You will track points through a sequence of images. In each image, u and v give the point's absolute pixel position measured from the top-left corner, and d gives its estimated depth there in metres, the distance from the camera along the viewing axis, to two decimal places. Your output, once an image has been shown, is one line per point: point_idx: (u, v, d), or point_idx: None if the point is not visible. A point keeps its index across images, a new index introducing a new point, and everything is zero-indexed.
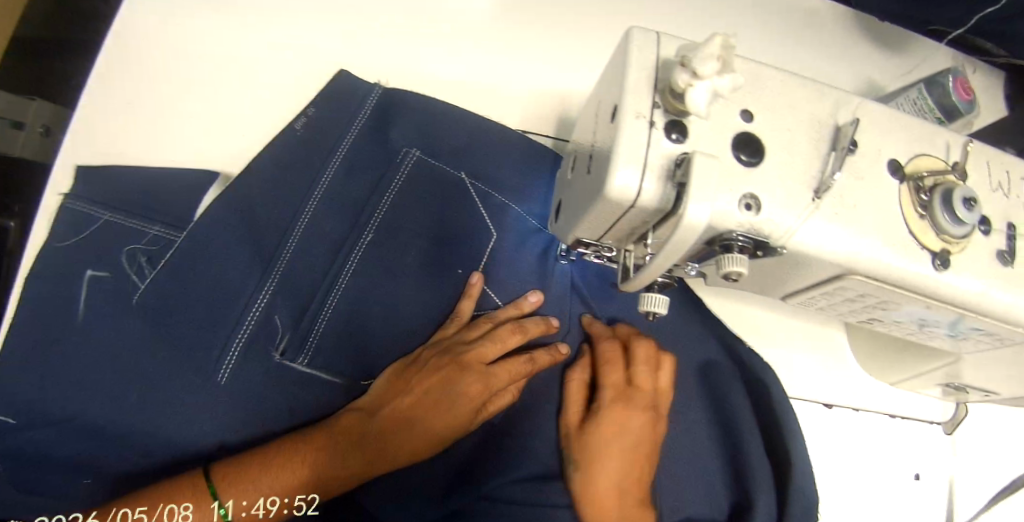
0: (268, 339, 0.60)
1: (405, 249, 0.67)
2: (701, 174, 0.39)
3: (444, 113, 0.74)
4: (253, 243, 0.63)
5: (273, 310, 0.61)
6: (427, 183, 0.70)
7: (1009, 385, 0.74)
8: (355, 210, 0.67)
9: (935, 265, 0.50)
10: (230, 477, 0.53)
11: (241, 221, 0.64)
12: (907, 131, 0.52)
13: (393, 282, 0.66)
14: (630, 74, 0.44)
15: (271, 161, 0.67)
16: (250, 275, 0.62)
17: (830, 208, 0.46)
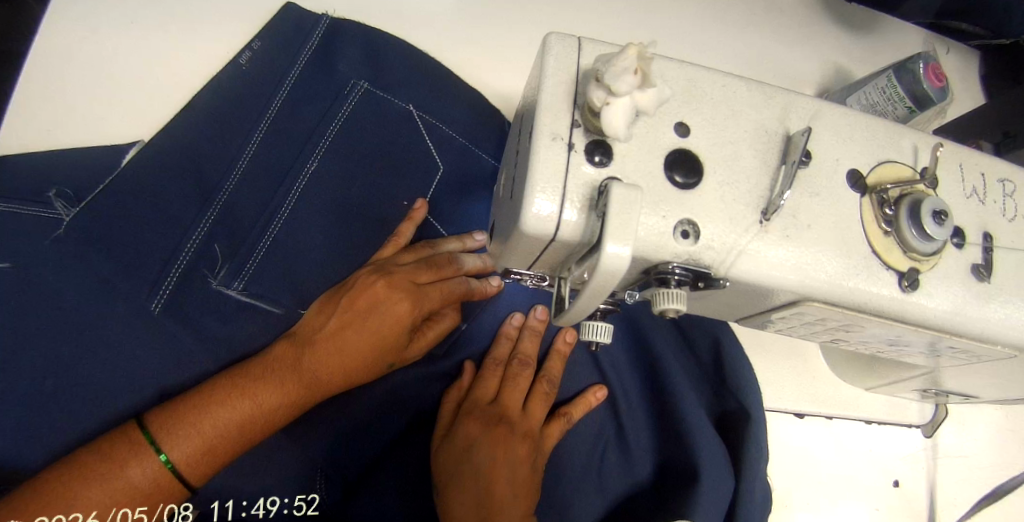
0: (203, 279, 0.55)
1: (355, 185, 0.62)
2: (621, 206, 0.33)
3: (401, 49, 0.67)
4: (189, 181, 0.58)
5: (215, 247, 0.56)
6: (377, 117, 0.64)
7: (993, 391, 0.69)
8: (300, 143, 0.62)
9: (902, 287, 0.45)
10: (165, 430, 0.46)
11: (183, 152, 0.58)
12: (868, 135, 0.47)
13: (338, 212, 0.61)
14: (546, 87, 0.39)
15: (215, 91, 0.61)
16: (188, 207, 0.57)
17: (781, 232, 0.41)
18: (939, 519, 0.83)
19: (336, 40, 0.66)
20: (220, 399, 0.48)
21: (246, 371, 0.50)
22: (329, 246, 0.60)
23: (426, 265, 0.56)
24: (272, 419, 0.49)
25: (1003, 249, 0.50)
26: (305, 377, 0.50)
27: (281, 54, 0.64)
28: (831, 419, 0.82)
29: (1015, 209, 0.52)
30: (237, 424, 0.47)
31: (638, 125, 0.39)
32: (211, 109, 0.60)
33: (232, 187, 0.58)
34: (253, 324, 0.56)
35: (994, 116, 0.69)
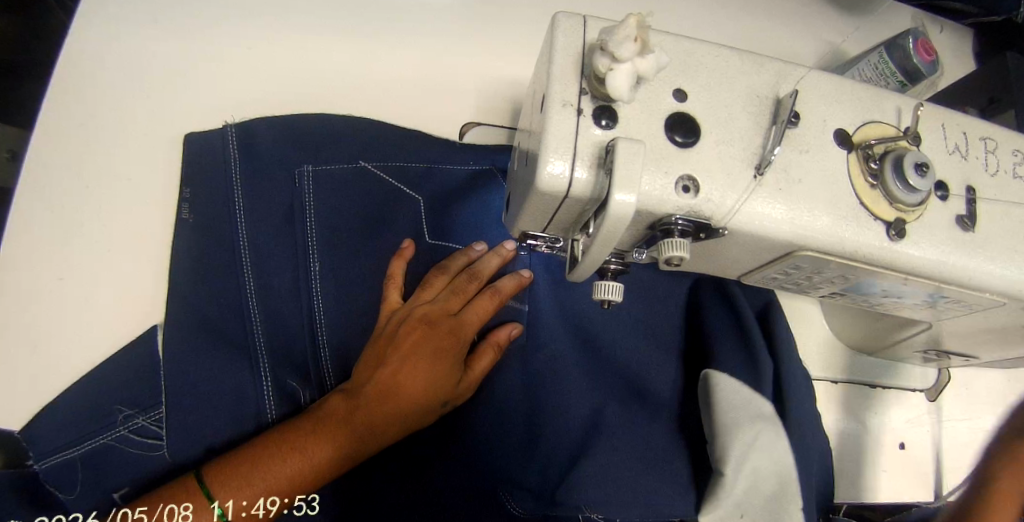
0: (240, 337, 0.65)
1: (346, 233, 0.69)
2: (626, 161, 0.37)
3: (320, 124, 0.73)
4: (208, 336, 0.65)
5: (253, 314, 0.65)
6: (342, 170, 0.71)
7: (991, 346, 0.72)
8: (283, 206, 0.69)
9: (889, 236, 0.48)
10: (224, 477, 0.56)
11: (203, 310, 0.65)
12: (853, 98, 0.50)
13: (343, 258, 0.69)
14: (555, 60, 0.43)
15: (200, 247, 0.67)
16: (225, 292, 0.66)
17: (774, 185, 0.45)
18: (946, 478, 0.85)
19: (266, 146, 0.71)
20: (268, 463, 0.56)
21: (302, 429, 0.58)
22: (339, 288, 0.68)
23: (453, 292, 0.67)
24: (316, 475, 0.57)
25: (986, 202, 0.54)
26: (358, 432, 0.59)
27: (271, 137, 0.72)
28: (837, 383, 0.85)
29: (997, 165, 0.55)
30: (284, 481, 0.56)
31: (640, 91, 0.43)
32: (202, 265, 0.66)
33: (249, 268, 0.66)
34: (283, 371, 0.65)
35: (979, 85, 0.72)
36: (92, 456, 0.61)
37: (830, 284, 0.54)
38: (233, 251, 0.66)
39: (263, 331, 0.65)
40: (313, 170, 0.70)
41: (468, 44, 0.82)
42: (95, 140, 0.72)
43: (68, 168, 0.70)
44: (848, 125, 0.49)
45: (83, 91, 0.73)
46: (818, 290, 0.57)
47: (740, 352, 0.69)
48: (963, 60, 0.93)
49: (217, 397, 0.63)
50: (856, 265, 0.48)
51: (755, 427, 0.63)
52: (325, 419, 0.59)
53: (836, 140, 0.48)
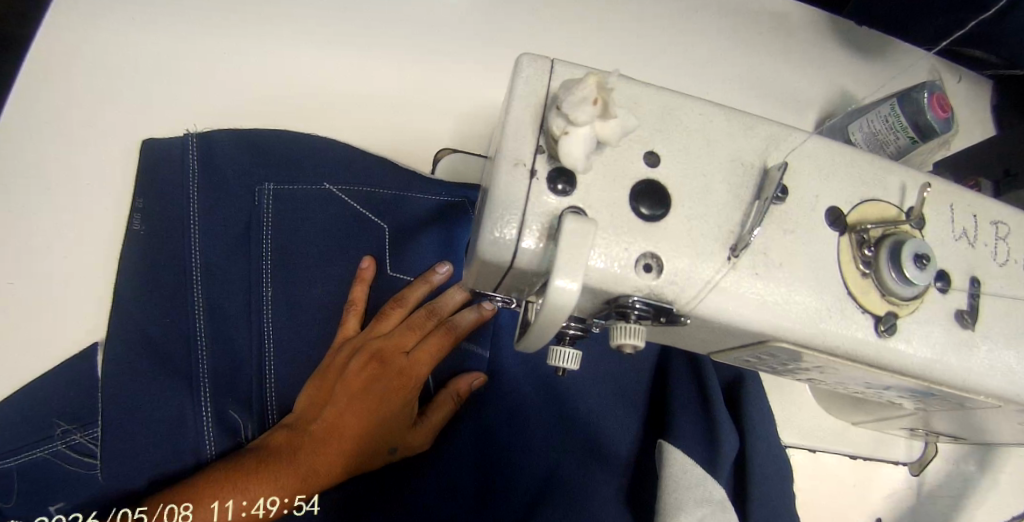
0: (184, 363, 0.59)
1: (307, 258, 0.65)
2: (574, 242, 0.32)
3: (285, 137, 0.67)
4: (148, 361, 0.59)
5: (201, 342, 0.59)
6: (307, 190, 0.66)
7: (985, 436, 0.66)
8: (240, 224, 0.64)
9: (878, 332, 0.43)
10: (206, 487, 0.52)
11: (147, 333, 0.59)
12: (851, 171, 0.45)
13: (304, 285, 0.64)
14: (512, 110, 0.38)
15: (147, 263, 0.61)
16: (172, 314, 0.60)
17: (750, 270, 0.39)
18: None
19: (224, 155, 0.65)
20: (225, 494, 0.52)
21: (238, 467, 0.54)
22: (295, 318, 0.63)
23: (408, 329, 0.62)
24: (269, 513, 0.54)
25: (990, 295, 0.48)
26: (301, 470, 0.55)
27: (232, 145, 0.65)
28: (816, 452, 0.80)
29: (1006, 253, 0.50)
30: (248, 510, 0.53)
31: (605, 152, 0.38)
32: (148, 283, 0.61)
33: (200, 291, 0.61)
34: (229, 402, 0.60)
35: (996, 152, 0.67)
36: (27, 466, 0.57)
37: (810, 373, 0.49)
38: (183, 270, 0.61)
39: (207, 361, 0.59)
40: (275, 187, 0.65)
41: (452, 60, 0.76)
42: (41, 134, 0.67)
43: (11, 162, 0.65)
44: (843, 203, 0.44)
45: (32, 79, 0.68)
46: (795, 376, 0.51)
47: (701, 418, 0.64)
48: (982, 114, 0.87)
49: (155, 428, 0.57)
50: (837, 361, 0.43)
51: (699, 512, 0.55)
52: (271, 456, 0.55)
53: (827, 220, 0.43)
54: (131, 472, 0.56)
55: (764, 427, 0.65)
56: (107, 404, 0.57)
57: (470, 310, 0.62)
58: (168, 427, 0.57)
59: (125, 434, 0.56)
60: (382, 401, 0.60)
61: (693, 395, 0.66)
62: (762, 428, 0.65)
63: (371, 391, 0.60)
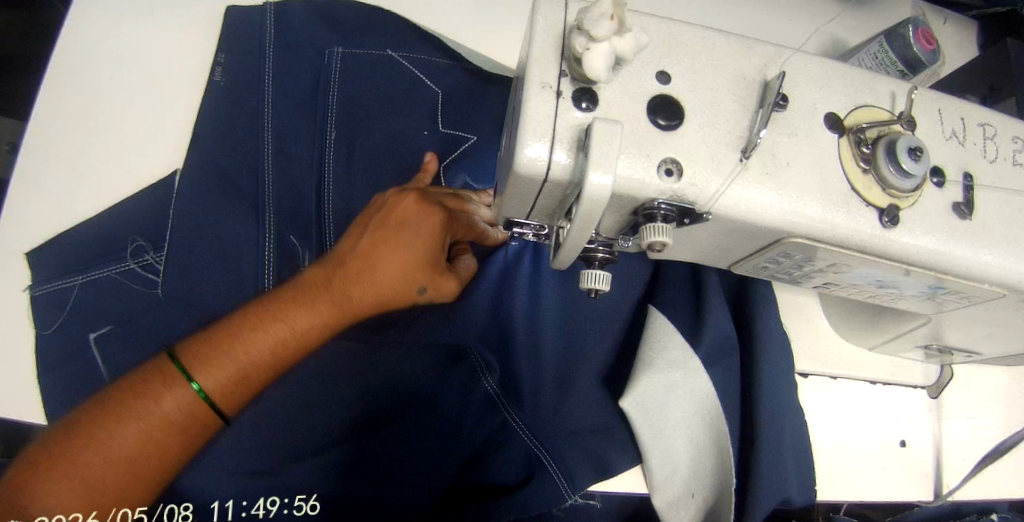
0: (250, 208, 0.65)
1: (366, 122, 0.71)
2: (602, 140, 0.36)
3: (357, 16, 0.74)
4: (222, 190, 0.65)
5: (270, 182, 0.65)
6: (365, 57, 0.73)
7: (993, 340, 0.70)
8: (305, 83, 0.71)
9: (882, 222, 0.47)
10: (205, 352, 0.54)
11: (217, 174, 0.65)
12: (845, 81, 0.49)
13: (364, 144, 0.70)
14: (535, 41, 0.42)
15: (219, 111, 0.68)
16: (241, 152, 0.67)
17: (760, 170, 0.43)
18: (945, 476, 0.81)
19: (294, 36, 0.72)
20: (250, 332, 0.55)
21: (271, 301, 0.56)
22: (355, 173, 0.69)
23: (454, 196, 0.63)
24: (300, 343, 0.56)
25: (984, 188, 0.52)
26: (341, 301, 0.57)
27: (302, 30, 0.73)
28: (837, 379, 0.83)
29: (995, 151, 0.54)
30: (263, 353, 0.55)
31: (622, 72, 0.42)
32: (221, 130, 0.67)
33: (271, 138, 0.67)
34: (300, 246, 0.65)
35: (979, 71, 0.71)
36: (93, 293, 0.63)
37: (825, 276, 0.53)
38: (252, 117, 0.68)
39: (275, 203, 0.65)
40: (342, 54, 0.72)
41: (460, 35, 0.80)
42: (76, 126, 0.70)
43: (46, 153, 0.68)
44: (837, 108, 0.48)
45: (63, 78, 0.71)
46: (812, 282, 0.55)
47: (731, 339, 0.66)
48: (966, 46, 0.91)
49: (224, 258, 0.62)
50: (846, 255, 0.47)
51: (669, 374, 0.64)
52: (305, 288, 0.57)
53: (828, 124, 0.47)
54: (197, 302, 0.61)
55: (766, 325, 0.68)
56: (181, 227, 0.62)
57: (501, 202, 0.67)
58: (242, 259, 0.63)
59: (206, 253, 0.62)
60: (410, 243, 0.58)
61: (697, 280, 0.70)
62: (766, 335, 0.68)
63: (399, 232, 0.58)
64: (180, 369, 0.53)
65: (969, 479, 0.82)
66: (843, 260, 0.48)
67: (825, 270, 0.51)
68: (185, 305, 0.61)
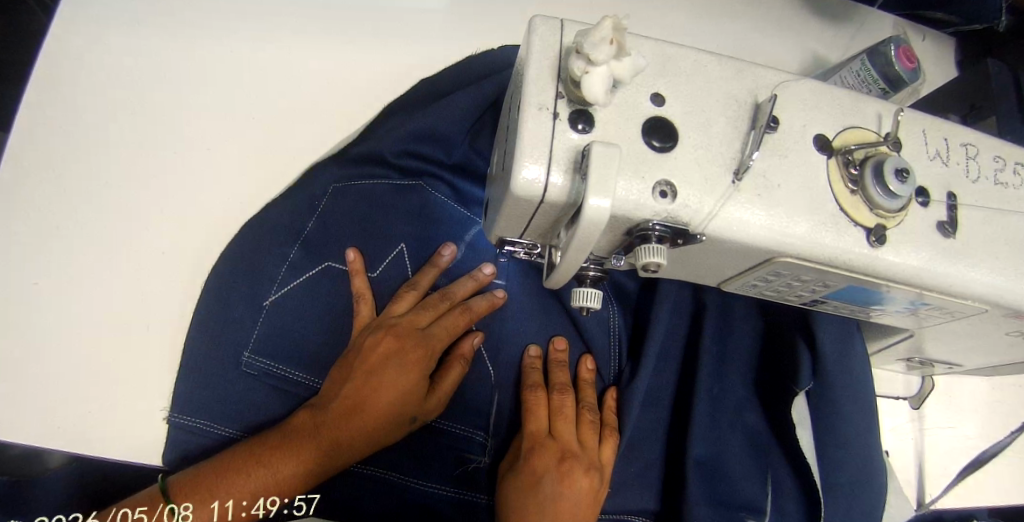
0: (257, 272, 0.64)
1: (389, 193, 0.70)
2: (600, 164, 0.37)
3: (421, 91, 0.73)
4: (245, 260, 0.64)
5: (285, 248, 0.66)
6: (355, 188, 0.69)
7: (975, 352, 0.71)
8: (292, 235, 0.66)
9: (871, 243, 0.47)
10: (195, 487, 0.54)
11: (241, 248, 0.65)
12: (833, 102, 0.50)
13: (382, 211, 0.70)
14: (531, 63, 0.43)
15: (206, 345, 0.62)
16: (243, 322, 0.63)
17: (752, 190, 0.44)
18: (927, 486, 0.83)
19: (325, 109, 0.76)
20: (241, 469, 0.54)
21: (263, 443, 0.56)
22: (370, 237, 0.69)
23: (424, 308, 0.65)
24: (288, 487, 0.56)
25: (966, 207, 0.53)
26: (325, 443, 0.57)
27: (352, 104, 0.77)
28: None
29: (978, 170, 0.56)
30: (260, 489, 0.55)
31: (618, 94, 0.43)
32: (211, 348, 0.62)
33: (301, 223, 0.67)
34: (313, 307, 0.66)
35: (957, 91, 0.72)
36: None
37: (813, 293, 0.53)
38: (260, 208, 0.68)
39: (284, 281, 0.65)
40: (336, 187, 0.68)
41: (450, 49, 0.81)
42: (64, 133, 0.68)
43: (24, 162, 0.66)
44: (826, 132, 0.49)
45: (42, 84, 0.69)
46: (801, 299, 0.55)
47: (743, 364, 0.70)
48: (943, 62, 0.94)
49: (242, 312, 0.63)
50: (827, 274, 0.48)
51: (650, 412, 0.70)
52: (287, 431, 0.57)
53: (817, 147, 0.48)
54: (215, 351, 0.62)
55: (854, 396, 0.60)
56: (210, 290, 0.63)
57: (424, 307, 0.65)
58: (250, 318, 0.63)
59: (226, 317, 0.63)
60: (390, 378, 0.61)
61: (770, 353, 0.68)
62: (856, 415, 0.60)
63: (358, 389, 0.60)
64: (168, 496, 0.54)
65: (952, 488, 0.84)
66: (833, 278, 0.49)
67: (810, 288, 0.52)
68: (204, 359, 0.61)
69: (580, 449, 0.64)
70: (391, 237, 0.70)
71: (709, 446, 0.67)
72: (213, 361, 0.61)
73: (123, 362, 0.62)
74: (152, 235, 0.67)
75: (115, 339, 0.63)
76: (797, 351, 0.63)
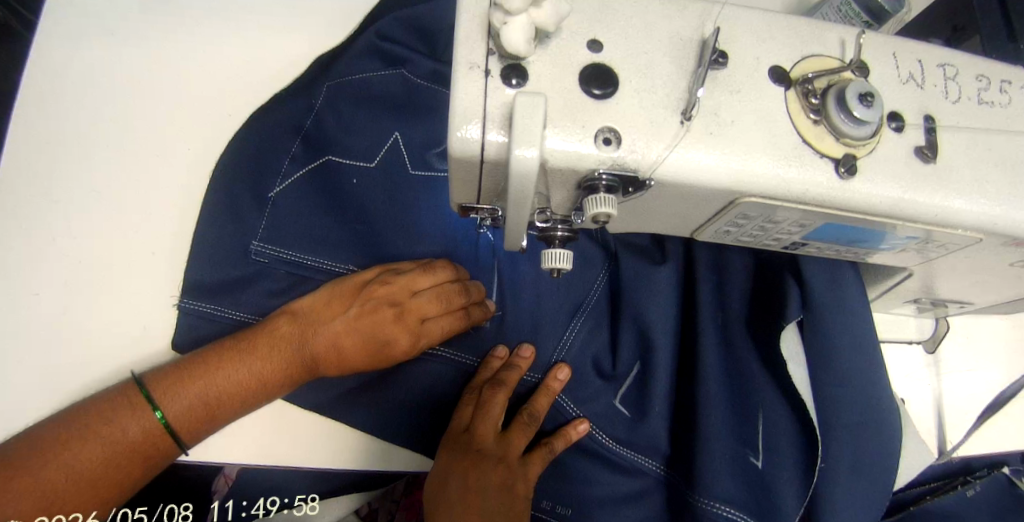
0: (262, 167, 0.73)
1: (380, 93, 0.77)
2: (525, 114, 0.35)
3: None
4: (254, 155, 0.73)
5: (292, 145, 0.74)
6: (344, 84, 0.76)
7: (981, 287, 0.68)
8: (294, 132, 0.74)
9: (839, 174, 0.45)
10: (173, 385, 0.58)
11: (251, 147, 0.73)
12: (791, 33, 0.48)
13: (372, 106, 0.76)
14: (460, 21, 0.42)
15: (216, 235, 0.69)
16: (250, 215, 0.70)
17: (703, 129, 0.42)
18: (947, 432, 0.80)
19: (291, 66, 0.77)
20: (213, 372, 0.59)
21: (253, 343, 0.62)
22: (365, 136, 0.75)
23: (438, 298, 0.65)
24: (245, 396, 0.60)
25: (946, 130, 0.50)
26: (298, 368, 0.63)
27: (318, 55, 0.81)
28: None
29: (958, 91, 0.52)
30: (222, 395, 0.59)
31: (551, 45, 0.42)
32: (221, 238, 0.69)
33: (305, 124, 0.75)
34: (313, 196, 0.72)
35: (945, 13, 0.68)
36: None
37: (789, 235, 0.51)
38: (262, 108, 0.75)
39: (290, 171, 0.73)
40: (330, 86, 0.76)
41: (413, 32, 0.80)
42: (53, 155, 0.72)
43: (20, 191, 0.70)
44: (783, 64, 0.46)
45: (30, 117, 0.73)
46: (788, 241, 0.53)
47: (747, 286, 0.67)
48: None
49: (254, 200, 0.71)
50: (795, 210, 0.46)
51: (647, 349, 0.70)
52: (264, 342, 0.62)
53: (774, 80, 0.45)
54: (230, 239, 0.69)
55: (848, 327, 0.57)
56: (220, 178, 0.71)
57: (436, 297, 0.65)
58: (259, 214, 0.71)
59: (237, 205, 0.70)
60: (369, 347, 0.64)
61: (759, 287, 0.66)
62: (858, 361, 0.56)
63: (338, 345, 0.63)
64: (145, 395, 0.58)
65: (976, 433, 0.80)
66: (806, 215, 0.47)
67: (785, 230, 0.50)
68: (215, 248, 0.69)
69: (496, 442, 0.65)
70: (380, 134, 0.76)
71: (715, 382, 0.65)
72: (229, 252, 0.69)
73: (127, 366, 0.66)
74: (144, 248, 0.70)
75: (121, 344, 0.66)
76: (785, 290, 0.61)
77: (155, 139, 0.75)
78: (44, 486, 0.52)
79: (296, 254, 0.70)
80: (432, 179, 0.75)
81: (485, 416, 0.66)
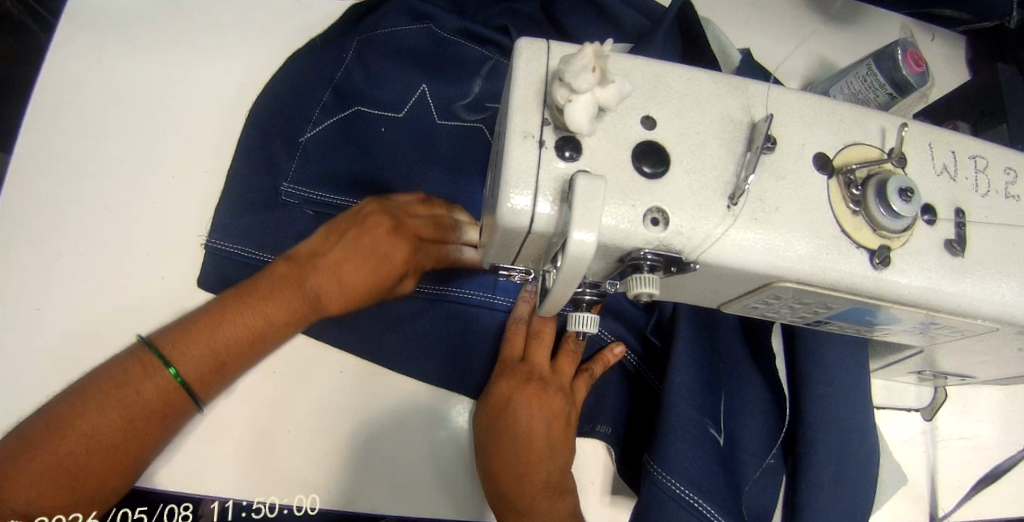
0: (291, 116, 0.74)
1: (410, 47, 0.78)
2: (587, 197, 0.35)
3: None
4: (286, 101, 0.74)
5: (321, 90, 0.75)
6: (378, 37, 0.78)
7: (985, 366, 0.69)
8: (325, 81, 0.76)
9: (873, 264, 0.46)
10: (182, 342, 0.55)
11: (282, 94, 0.74)
12: (834, 119, 0.48)
13: (402, 60, 0.77)
14: (516, 89, 0.42)
15: (249, 180, 0.70)
16: (281, 155, 0.72)
17: (750, 216, 0.43)
18: (941, 498, 0.81)
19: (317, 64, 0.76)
20: (222, 321, 0.57)
21: (257, 289, 0.59)
22: (394, 82, 0.76)
23: (434, 224, 0.64)
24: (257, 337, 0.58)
25: (975, 224, 0.51)
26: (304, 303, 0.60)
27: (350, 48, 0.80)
28: None
29: (987, 184, 0.53)
30: (233, 341, 0.57)
31: (605, 120, 0.42)
32: (253, 180, 0.70)
33: (334, 72, 0.76)
34: (341, 144, 0.73)
35: (970, 96, 0.70)
36: None
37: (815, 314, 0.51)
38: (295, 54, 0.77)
39: (319, 117, 0.74)
40: (361, 40, 0.77)
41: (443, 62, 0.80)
42: (65, 162, 0.70)
43: (32, 196, 0.68)
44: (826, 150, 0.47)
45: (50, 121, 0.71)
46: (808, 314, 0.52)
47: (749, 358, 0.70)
48: (954, 66, 0.90)
49: (284, 140, 0.72)
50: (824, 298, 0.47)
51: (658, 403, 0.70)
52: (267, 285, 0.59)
53: (817, 167, 0.46)
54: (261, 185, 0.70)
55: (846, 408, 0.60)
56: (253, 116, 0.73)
57: (429, 221, 0.64)
58: (293, 159, 0.72)
59: (267, 142, 0.72)
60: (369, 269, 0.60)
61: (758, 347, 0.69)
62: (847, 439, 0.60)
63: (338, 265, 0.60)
64: (155, 355, 0.54)
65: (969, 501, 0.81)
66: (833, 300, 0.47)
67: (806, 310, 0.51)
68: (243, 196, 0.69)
69: (551, 372, 0.65)
70: (408, 82, 0.77)
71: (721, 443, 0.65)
72: (256, 198, 0.70)
73: None
74: (157, 262, 0.68)
75: None
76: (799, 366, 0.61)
77: (175, 151, 0.73)
78: (66, 466, 0.49)
79: (317, 191, 0.70)
80: (456, 126, 0.76)
81: (539, 343, 0.65)
